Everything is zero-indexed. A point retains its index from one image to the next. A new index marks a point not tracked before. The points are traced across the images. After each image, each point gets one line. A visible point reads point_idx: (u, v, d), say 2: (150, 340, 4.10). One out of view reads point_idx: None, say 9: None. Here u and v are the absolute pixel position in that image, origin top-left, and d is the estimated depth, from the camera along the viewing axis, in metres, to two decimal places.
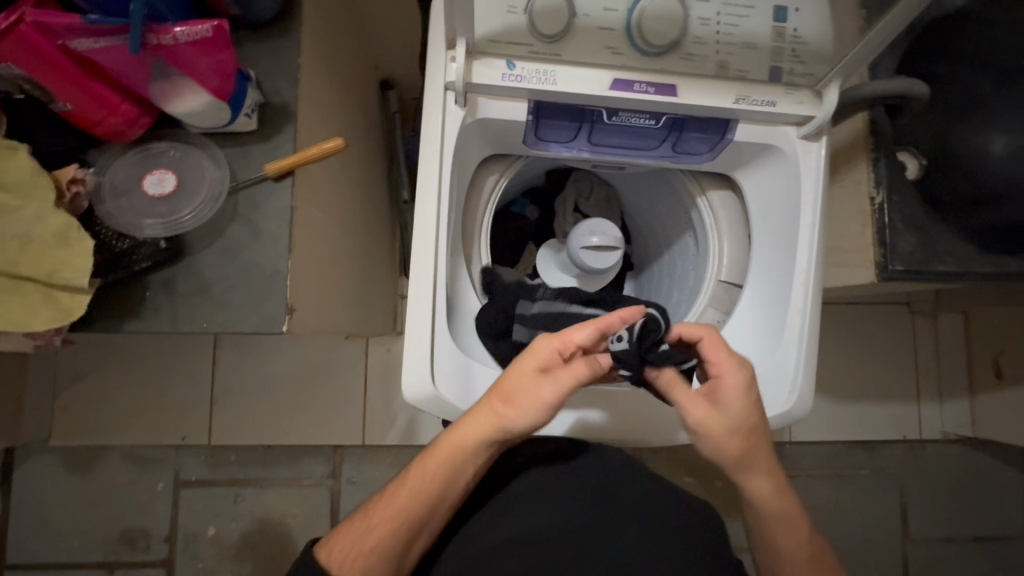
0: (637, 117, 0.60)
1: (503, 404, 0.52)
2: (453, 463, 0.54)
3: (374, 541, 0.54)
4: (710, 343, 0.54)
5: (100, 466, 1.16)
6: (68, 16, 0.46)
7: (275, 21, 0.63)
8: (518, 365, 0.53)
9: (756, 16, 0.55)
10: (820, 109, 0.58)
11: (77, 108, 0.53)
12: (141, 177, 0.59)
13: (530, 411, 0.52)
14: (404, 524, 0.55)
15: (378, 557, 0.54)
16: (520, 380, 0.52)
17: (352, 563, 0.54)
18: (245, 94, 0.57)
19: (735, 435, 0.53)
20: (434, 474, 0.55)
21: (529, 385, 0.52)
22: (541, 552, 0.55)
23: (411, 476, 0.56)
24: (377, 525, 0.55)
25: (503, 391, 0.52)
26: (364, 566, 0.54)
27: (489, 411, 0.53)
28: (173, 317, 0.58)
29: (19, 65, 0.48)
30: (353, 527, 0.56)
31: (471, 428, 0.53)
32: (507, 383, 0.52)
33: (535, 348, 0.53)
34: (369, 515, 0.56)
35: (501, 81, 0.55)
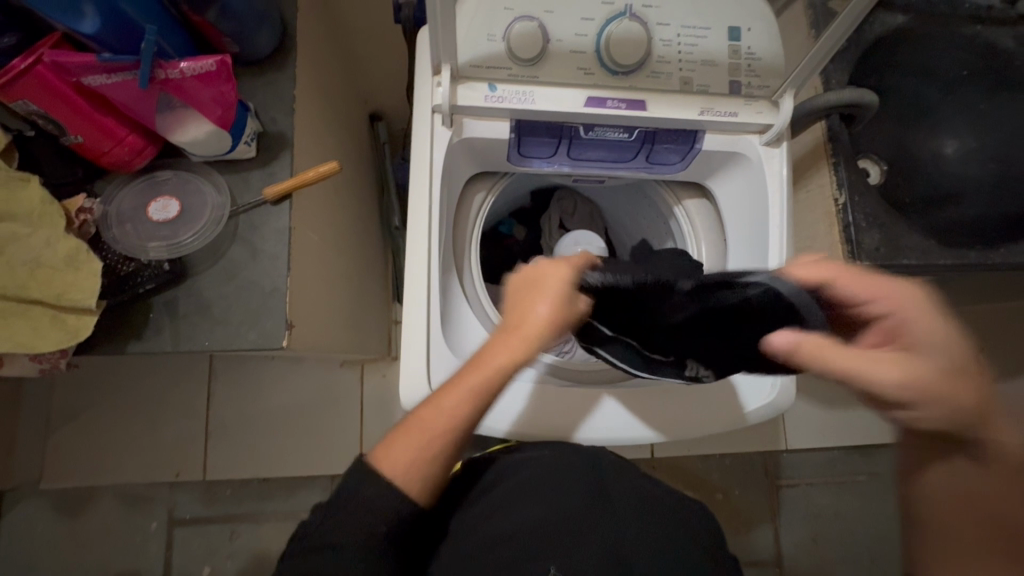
0: (611, 131, 0.64)
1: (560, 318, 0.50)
2: (501, 382, 0.50)
3: (436, 451, 0.49)
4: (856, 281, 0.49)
5: (92, 508, 1.14)
6: (83, 55, 0.50)
7: (271, 58, 0.67)
8: (562, 281, 0.50)
9: (712, 35, 0.61)
10: (779, 117, 0.63)
11: (87, 139, 0.56)
12: (145, 204, 0.62)
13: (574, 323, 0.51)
14: (451, 442, 0.50)
15: (430, 468, 0.49)
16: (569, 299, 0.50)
17: (410, 477, 0.48)
18: (244, 122, 0.61)
19: (937, 389, 0.46)
20: (478, 391, 0.49)
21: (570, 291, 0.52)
22: (535, 542, 0.55)
23: (456, 392, 0.49)
24: (432, 439, 0.49)
25: (556, 312, 0.49)
26: (418, 479, 0.49)
27: (544, 331, 0.49)
28: (174, 337, 0.61)
29: (34, 102, 0.52)
30: (410, 442, 0.49)
31: (526, 344, 0.49)
32: (555, 302, 0.50)
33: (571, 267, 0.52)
34: (418, 425, 0.49)
35: (484, 103, 0.59)
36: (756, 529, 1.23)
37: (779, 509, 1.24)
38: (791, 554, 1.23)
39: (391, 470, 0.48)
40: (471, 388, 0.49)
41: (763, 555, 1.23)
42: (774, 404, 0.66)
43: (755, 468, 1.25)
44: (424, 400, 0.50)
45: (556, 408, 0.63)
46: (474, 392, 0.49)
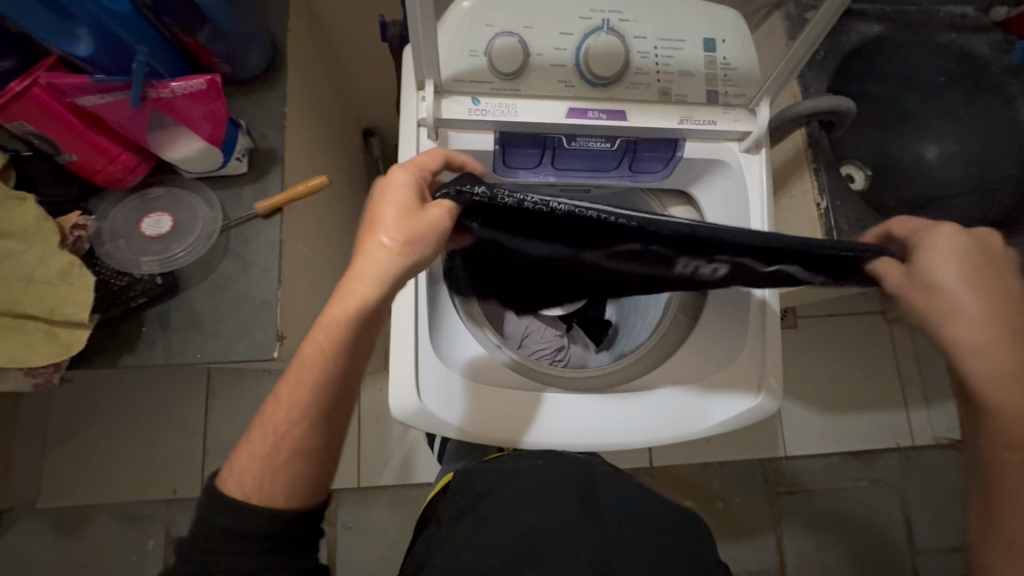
0: (594, 141, 0.66)
1: (407, 239, 0.46)
2: (349, 332, 0.47)
3: (294, 439, 0.47)
4: (897, 221, 0.53)
5: (89, 526, 1.14)
6: (77, 76, 0.52)
7: (262, 77, 0.69)
8: (393, 201, 0.47)
9: (689, 47, 0.62)
10: (756, 124, 0.65)
11: (81, 158, 0.58)
12: (138, 221, 0.64)
13: (436, 237, 0.47)
14: (317, 412, 0.48)
15: (304, 457, 0.48)
16: (412, 214, 0.47)
17: (273, 482, 0.47)
18: (234, 138, 0.63)
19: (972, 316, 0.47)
20: (333, 351, 0.47)
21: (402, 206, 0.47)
22: (529, 547, 0.53)
23: (298, 370, 0.48)
24: (288, 428, 0.48)
25: (400, 231, 0.46)
26: (292, 479, 0.47)
27: (386, 253, 0.46)
28: (167, 350, 0.61)
29: (29, 123, 0.53)
30: (258, 443, 0.47)
31: (370, 281, 0.46)
32: (395, 224, 0.46)
33: (399, 182, 0.47)
34: (268, 426, 0.48)
35: (468, 116, 0.61)
36: (758, 537, 1.23)
37: (780, 517, 1.24)
38: (794, 562, 1.22)
39: (244, 492, 0.47)
40: (318, 351, 0.47)
41: (767, 563, 1.22)
42: (759, 409, 0.66)
43: (755, 476, 1.25)
44: (274, 392, 0.49)
45: (500, 410, 0.64)
46: (327, 356, 0.47)
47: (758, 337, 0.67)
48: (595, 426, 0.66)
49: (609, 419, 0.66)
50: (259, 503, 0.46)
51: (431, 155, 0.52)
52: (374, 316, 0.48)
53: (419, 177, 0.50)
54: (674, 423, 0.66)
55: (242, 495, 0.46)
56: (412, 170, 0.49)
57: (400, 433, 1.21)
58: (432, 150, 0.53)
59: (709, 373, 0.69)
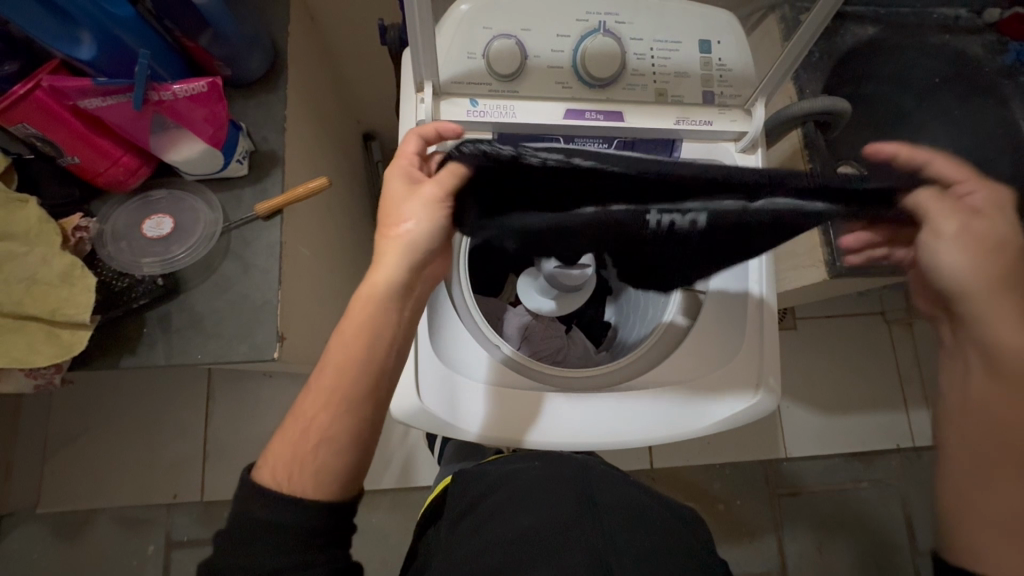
0: (592, 142, 0.66)
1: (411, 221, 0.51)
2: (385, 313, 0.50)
3: (326, 423, 0.47)
4: (943, 161, 0.48)
5: (89, 531, 1.14)
6: (80, 80, 0.52)
7: (262, 80, 0.70)
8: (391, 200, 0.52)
9: (685, 48, 0.63)
10: (752, 124, 0.65)
11: (83, 160, 0.58)
12: (139, 222, 0.64)
13: (440, 211, 0.52)
14: (349, 395, 0.48)
15: (334, 444, 0.47)
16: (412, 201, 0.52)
17: (302, 470, 0.46)
18: (235, 140, 0.63)
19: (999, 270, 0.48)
20: (364, 333, 0.49)
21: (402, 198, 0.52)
22: (521, 546, 0.54)
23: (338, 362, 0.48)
24: (320, 415, 0.47)
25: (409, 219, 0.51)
26: (321, 467, 0.47)
27: (399, 245, 0.51)
28: (167, 351, 0.62)
29: (32, 126, 0.54)
30: (291, 429, 0.47)
31: (384, 267, 0.50)
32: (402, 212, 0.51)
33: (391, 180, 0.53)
34: (300, 413, 0.48)
35: (466, 117, 0.62)
36: (759, 539, 1.22)
37: (782, 519, 1.23)
38: (796, 564, 1.21)
39: (275, 481, 0.46)
40: (354, 338, 0.49)
41: (768, 566, 1.21)
42: (756, 408, 0.67)
43: (755, 478, 1.24)
44: (306, 388, 0.49)
45: (505, 411, 0.64)
46: (363, 334, 0.49)
47: (755, 337, 0.68)
48: (596, 415, 0.66)
49: (613, 416, 0.66)
50: (289, 493, 0.46)
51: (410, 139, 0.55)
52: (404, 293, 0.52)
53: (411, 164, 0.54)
54: (671, 422, 0.66)
55: (273, 485, 0.46)
56: (402, 161, 0.54)
57: (400, 436, 1.20)
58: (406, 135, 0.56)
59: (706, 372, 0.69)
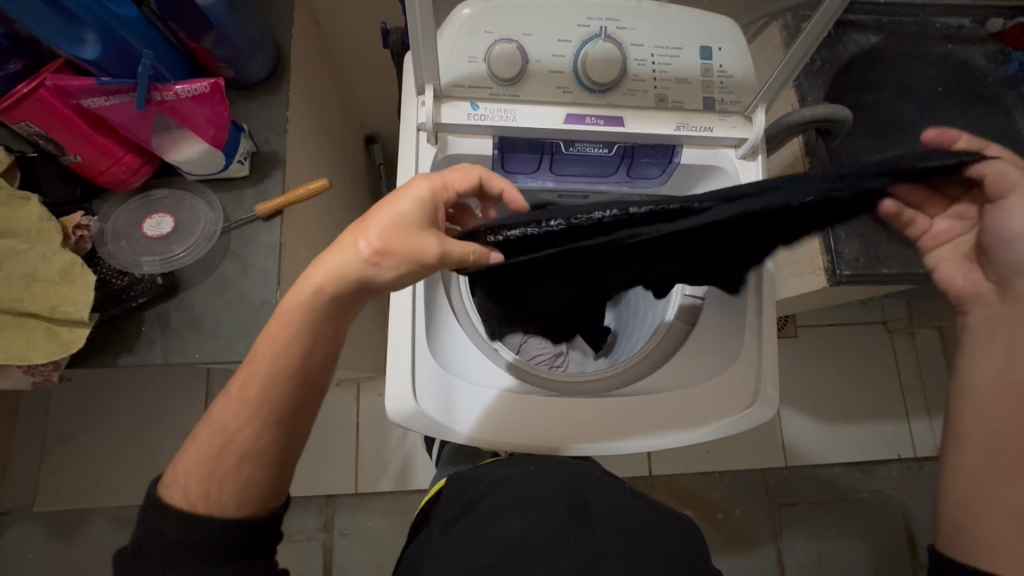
0: (591, 147, 0.66)
1: (380, 248, 0.41)
2: (302, 321, 0.44)
3: (242, 442, 0.45)
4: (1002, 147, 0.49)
5: (85, 530, 1.14)
6: (83, 79, 0.53)
7: (264, 82, 0.70)
8: (395, 208, 0.43)
9: (686, 55, 0.63)
10: (752, 131, 0.66)
11: (85, 159, 0.59)
12: (140, 222, 0.64)
13: (411, 264, 0.42)
14: (271, 413, 0.46)
15: (254, 461, 0.46)
16: (407, 228, 0.43)
17: (220, 487, 0.45)
18: (236, 141, 0.64)
19: None
20: (288, 347, 0.45)
21: (406, 219, 0.43)
22: (518, 549, 0.53)
23: (255, 375, 0.46)
24: (235, 430, 0.45)
25: (385, 244, 0.42)
26: (238, 486, 0.46)
27: (356, 259, 0.42)
28: (165, 350, 0.62)
29: (35, 124, 0.54)
30: (206, 444, 0.46)
31: (328, 273, 0.42)
32: (384, 231, 0.42)
33: (416, 192, 0.44)
34: (215, 425, 0.46)
35: (467, 121, 0.62)
36: (759, 549, 1.21)
37: (782, 529, 1.22)
38: None
39: (189, 499, 0.45)
40: (273, 349, 0.45)
41: None
42: (755, 415, 0.66)
43: (754, 487, 1.24)
44: (223, 394, 0.47)
45: (508, 416, 0.64)
46: (284, 349, 0.45)
47: (752, 343, 0.68)
48: (626, 431, 0.66)
49: (622, 423, 0.66)
50: (204, 511, 0.45)
51: (464, 175, 0.49)
52: (340, 318, 0.45)
53: (439, 194, 0.46)
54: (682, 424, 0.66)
55: (190, 504, 0.45)
56: (432, 182, 0.45)
57: (398, 439, 1.20)
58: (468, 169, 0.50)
59: (707, 378, 0.68)
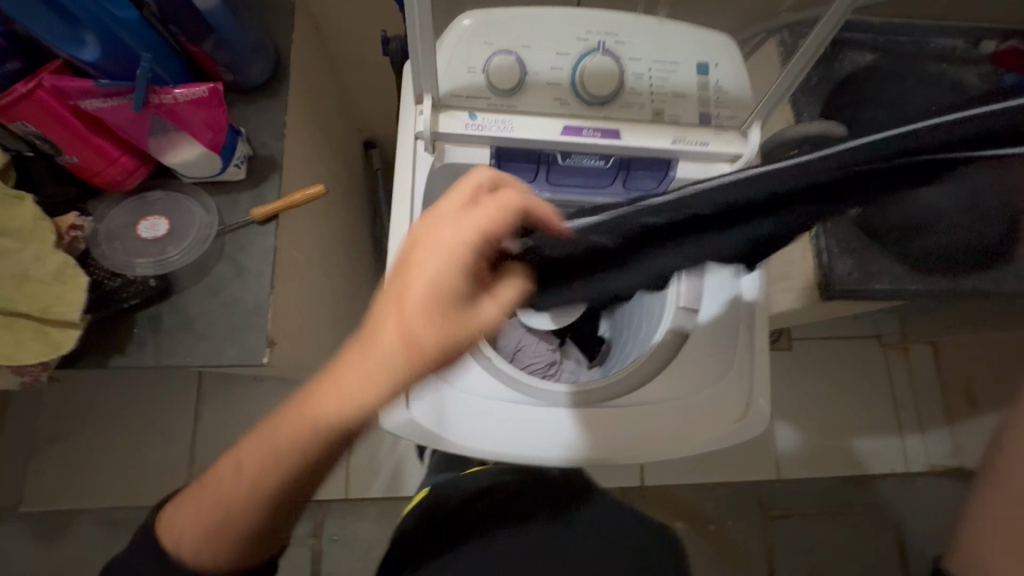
0: (588, 159, 0.67)
1: (414, 349, 0.40)
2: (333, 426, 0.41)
3: (238, 521, 0.44)
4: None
5: (71, 531, 1.12)
6: (82, 81, 0.53)
7: (264, 86, 0.71)
8: (426, 295, 0.41)
9: (682, 70, 0.64)
10: (747, 147, 0.66)
11: (82, 160, 0.59)
12: (135, 223, 0.64)
13: (452, 348, 0.42)
14: (278, 497, 0.44)
15: (252, 537, 0.44)
16: (446, 310, 0.41)
17: (213, 557, 0.44)
18: (235, 144, 0.64)
19: None
20: (308, 440, 0.42)
21: (439, 308, 0.41)
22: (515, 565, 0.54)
23: (266, 447, 0.43)
24: (234, 504, 0.44)
25: (428, 336, 0.41)
26: (230, 557, 0.44)
27: (391, 367, 0.40)
28: (157, 352, 0.62)
29: (33, 124, 0.54)
30: (203, 512, 0.44)
31: (360, 382, 0.40)
32: (416, 321, 0.40)
33: (442, 267, 0.40)
34: (217, 488, 0.45)
35: (464, 130, 0.62)
36: (750, 563, 1.21)
37: (773, 542, 1.22)
38: None
39: (179, 553, 0.44)
40: (290, 439, 0.42)
41: None
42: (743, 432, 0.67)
43: (746, 500, 1.23)
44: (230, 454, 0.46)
45: (506, 427, 0.65)
46: (304, 442, 0.42)
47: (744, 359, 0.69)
48: (622, 444, 0.66)
49: (621, 437, 0.66)
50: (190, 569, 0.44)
51: (507, 216, 0.41)
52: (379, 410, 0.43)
53: (479, 249, 0.41)
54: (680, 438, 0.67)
55: (179, 557, 0.44)
56: (470, 240, 0.40)
57: (391, 444, 1.20)
58: (508, 199, 0.41)
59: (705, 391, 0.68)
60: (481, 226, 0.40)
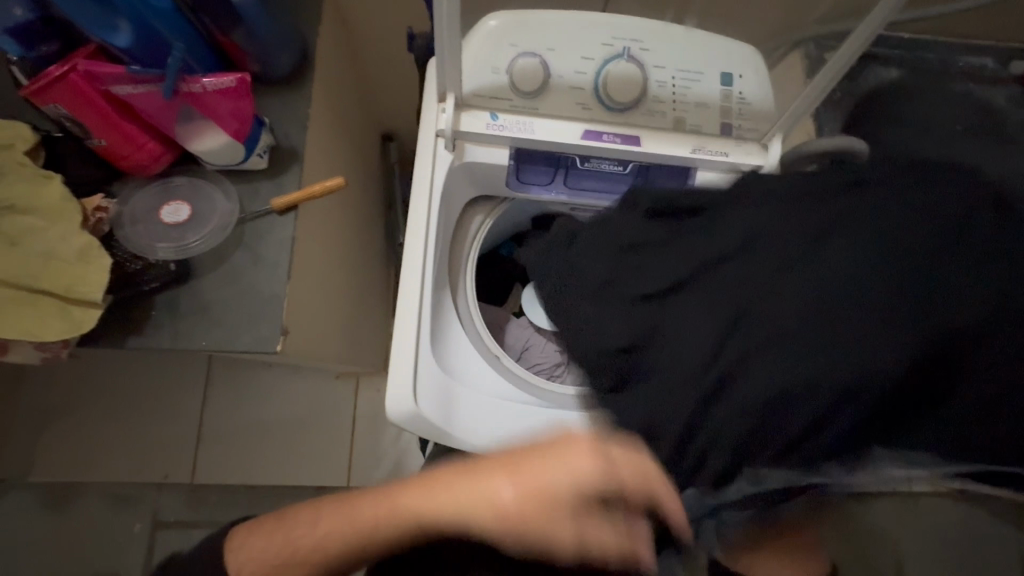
0: (606, 163, 0.67)
1: (487, 523, 0.55)
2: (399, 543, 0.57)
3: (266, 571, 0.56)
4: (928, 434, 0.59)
5: (77, 505, 1.15)
6: (114, 67, 0.55)
7: (289, 78, 0.71)
8: (550, 477, 0.54)
9: (705, 80, 0.64)
10: (768, 160, 0.65)
11: (109, 143, 0.60)
12: (158, 208, 0.66)
13: (504, 525, 0.55)
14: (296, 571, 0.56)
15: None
16: (545, 505, 0.55)
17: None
18: (259, 136, 0.64)
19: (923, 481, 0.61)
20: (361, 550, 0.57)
21: (535, 495, 0.54)
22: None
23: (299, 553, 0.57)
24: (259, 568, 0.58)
25: (517, 507, 0.54)
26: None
27: (463, 524, 0.56)
28: (174, 334, 0.63)
29: (64, 107, 0.55)
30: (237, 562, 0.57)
31: (448, 513, 0.55)
32: (515, 492, 0.54)
33: (576, 473, 0.54)
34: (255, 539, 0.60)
35: (486, 130, 0.63)
36: None
37: None
38: None
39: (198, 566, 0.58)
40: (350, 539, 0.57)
41: None
42: None
43: None
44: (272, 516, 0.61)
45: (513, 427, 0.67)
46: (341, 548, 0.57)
47: None
48: None
49: None
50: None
51: (629, 460, 0.55)
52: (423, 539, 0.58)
53: (604, 479, 0.54)
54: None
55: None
56: (606, 470, 0.54)
57: (394, 436, 1.21)
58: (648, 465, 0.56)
59: None
60: (609, 471, 0.54)
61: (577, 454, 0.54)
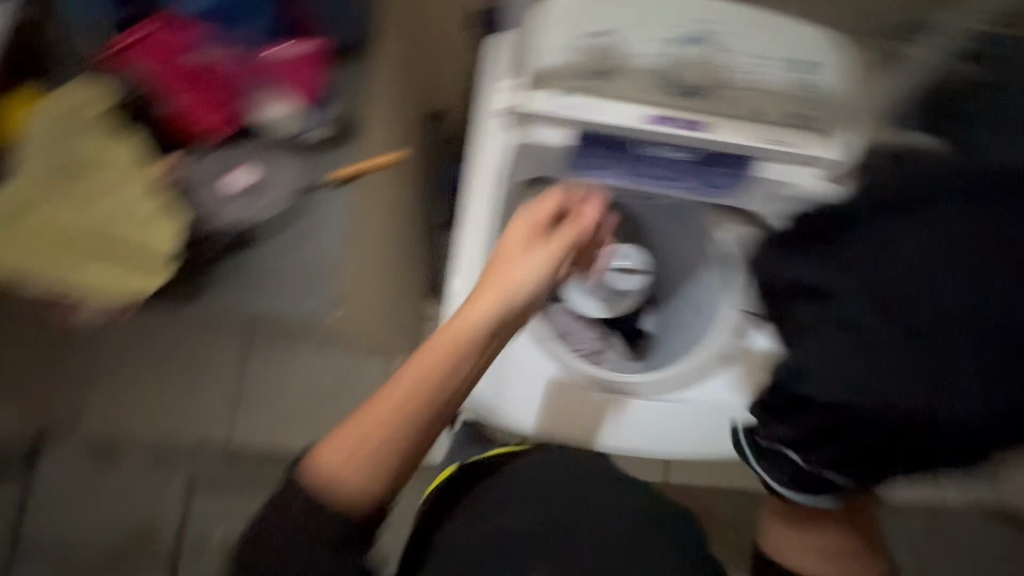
0: (670, 151, 0.66)
1: (489, 333, 0.51)
2: (421, 407, 0.49)
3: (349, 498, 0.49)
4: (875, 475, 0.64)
5: (122, 457, 1.21)
6: (206, 28, 0.66)
7: (352, 51, 0.72)
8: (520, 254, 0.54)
9: (773, 67, 0.64)
10: (839, 150, 0.64)
11: (189, 104, 0.65)
12: (222, 174, 0.66)
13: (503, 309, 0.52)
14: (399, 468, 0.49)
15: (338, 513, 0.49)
16: (507, 284, 0.52)
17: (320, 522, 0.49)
18: (333, 109, 0.69)
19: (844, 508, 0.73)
20: (394, 421, 0.48)
21: (507, 263, 0.54)
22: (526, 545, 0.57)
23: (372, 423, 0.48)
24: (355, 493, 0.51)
25: (493, 301, 0.52)
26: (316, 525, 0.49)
27: (461, 351, 0.50)
28: (234, 300, 0.65)
29: (157, 64, 0.64)
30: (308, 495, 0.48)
31: (460, 343, 0.50)
32: (493, 288, 0.52)
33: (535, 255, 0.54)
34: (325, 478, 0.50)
35: (549, 111, 0.62)
36: None
37: None
38: None
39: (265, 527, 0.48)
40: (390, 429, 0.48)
41: None
42: None
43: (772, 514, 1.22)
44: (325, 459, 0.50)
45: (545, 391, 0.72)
46: (386, 419, 0.48)
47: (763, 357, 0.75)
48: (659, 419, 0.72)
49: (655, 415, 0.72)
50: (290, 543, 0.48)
51: (552, 202, 0.60)
52: (455, 383, 0.50)
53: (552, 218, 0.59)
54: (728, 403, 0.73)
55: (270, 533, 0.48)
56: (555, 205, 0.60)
57: None
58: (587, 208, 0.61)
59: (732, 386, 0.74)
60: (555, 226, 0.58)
61: (519, 245, 0.56)
